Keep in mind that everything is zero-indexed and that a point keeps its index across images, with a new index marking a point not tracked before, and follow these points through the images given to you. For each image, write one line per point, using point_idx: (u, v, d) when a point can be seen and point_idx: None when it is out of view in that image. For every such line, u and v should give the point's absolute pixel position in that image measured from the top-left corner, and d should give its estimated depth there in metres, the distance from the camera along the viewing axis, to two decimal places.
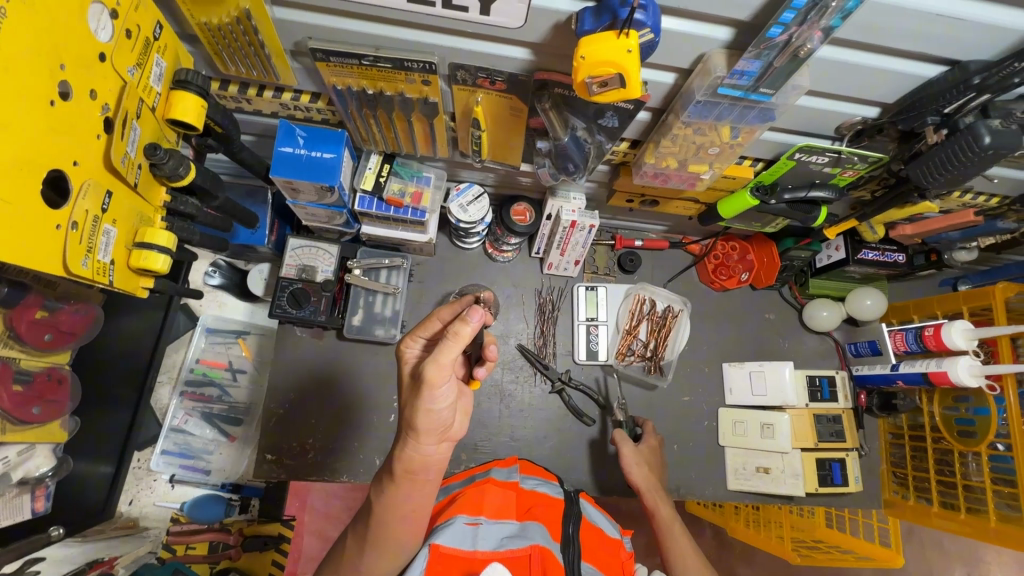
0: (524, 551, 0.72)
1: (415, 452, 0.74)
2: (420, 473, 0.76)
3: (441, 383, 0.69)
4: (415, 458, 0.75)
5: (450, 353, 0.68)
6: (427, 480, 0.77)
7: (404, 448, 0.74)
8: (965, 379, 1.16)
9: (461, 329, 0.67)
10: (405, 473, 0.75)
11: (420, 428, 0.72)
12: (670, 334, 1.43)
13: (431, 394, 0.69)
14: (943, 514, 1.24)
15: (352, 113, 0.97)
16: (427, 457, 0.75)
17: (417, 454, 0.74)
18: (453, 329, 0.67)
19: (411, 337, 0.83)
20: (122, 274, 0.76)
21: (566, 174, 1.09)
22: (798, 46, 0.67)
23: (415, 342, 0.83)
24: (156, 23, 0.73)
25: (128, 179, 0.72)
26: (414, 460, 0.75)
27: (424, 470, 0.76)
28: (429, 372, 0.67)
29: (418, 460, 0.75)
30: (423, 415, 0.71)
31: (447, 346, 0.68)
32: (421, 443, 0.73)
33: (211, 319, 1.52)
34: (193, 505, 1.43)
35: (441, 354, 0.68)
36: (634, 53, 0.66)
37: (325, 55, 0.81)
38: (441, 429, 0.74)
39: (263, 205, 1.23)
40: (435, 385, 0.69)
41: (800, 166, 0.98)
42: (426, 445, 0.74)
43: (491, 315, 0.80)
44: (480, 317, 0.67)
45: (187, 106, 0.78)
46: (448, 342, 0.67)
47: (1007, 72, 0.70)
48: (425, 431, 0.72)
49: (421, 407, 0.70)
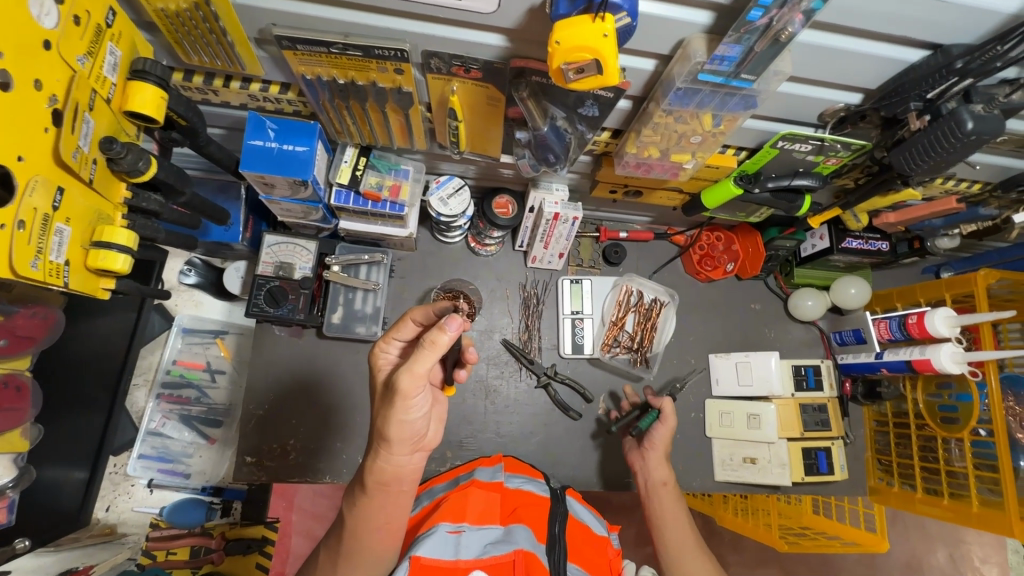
0: (506, 558, 0.70)
1: (388, 462, 0.73)
2: (395, 484, 0.74)
3: (415, 393, 0.67)
4: (388, 468, 0.73)
5: (426, 361, 0.66)
6: (402, 491, 0.75)
7: (376, 459, 0.73)
8: (947, 366, 1.16)
9: (438, 338, 0.64)
10: (378, 484, 0.73)
11: (393, 438, 0.71)
12: (656, 327, 1.41)
13: (404, 404, 0.68)
14: (927, 500, 1.24)
15: (325, 105, 0.94)
16: (401, 466, 0.74)
17: (390, 464, 0.73)
18: (429, 337, 0.64)
19: (386, 342, 0.81)
20: (80, 275, 0.72)
21: (546, 164, 1.06)
22: (779, 30, 0.65)
23: (390, 347, 0.81)
24: (109, 9, 0.70)
25: (81, 175, 0.69)
26: (387, 471, 0.73)
27: (398, 481, 0.75)
28: (403, 382, 0.66)
29: (392, 471, 0.73)
30: (396, 425, 0.70)
31: (423, 355, 0.66)
32: (394, 452, 0.72)
33: (187, 319, 1.47)
34: (172, 510, 1.40)
35: (416, 363, 0.66)
36: (611, 39, 0.63)
37: (292, 43, 0.78)
38: (416, 438, 0.73)
39: (237, 201, 1.19)
40: (408, 395, 0.67)
41: (783, 153, 0.96)
42: (400, 456, 0.73)
43: (462, 307, 0.76)
44: (457, 326, 0.64)
45: (145, 98, 0.74)
46: (424, 350, 0.65)
47: (991, 56, 0.68)
48: (398, 442, 0.71)
49: (394, 417, 0.69)
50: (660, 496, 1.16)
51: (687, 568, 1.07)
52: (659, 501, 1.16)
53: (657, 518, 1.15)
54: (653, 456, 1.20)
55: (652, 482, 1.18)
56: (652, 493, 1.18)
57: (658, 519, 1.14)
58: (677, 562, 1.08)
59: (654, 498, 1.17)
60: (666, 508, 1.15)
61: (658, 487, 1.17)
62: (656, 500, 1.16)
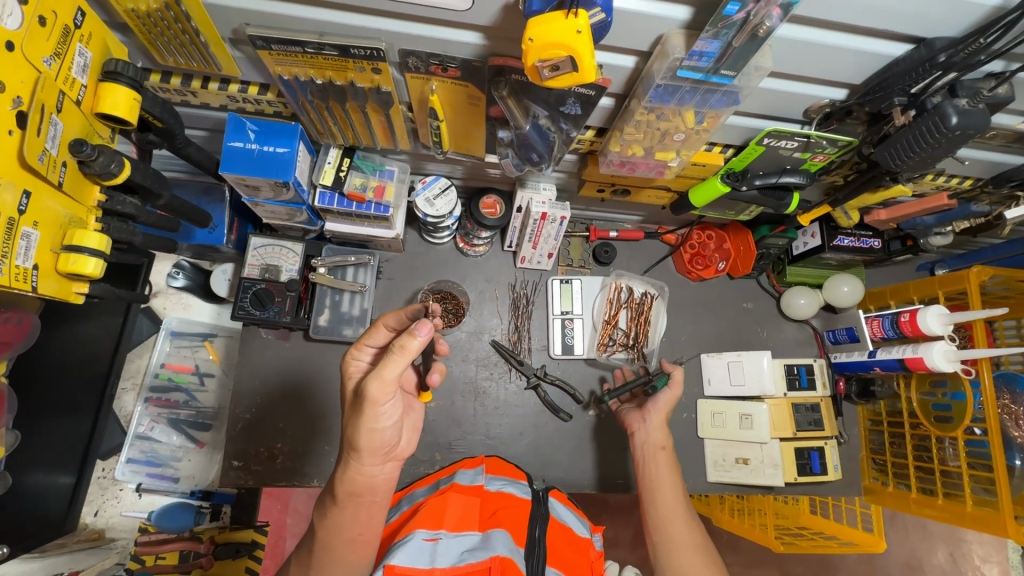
0: (483, 565, 0.69)
1: (359, 472, 0.72)
2: (367, 494, 0.74)
3: (385, 399, 0.67)
4: (360, 478, 0.72)
5: (396, 367, 0.66)
6: (375, 501, 0.75)
7: (346, 469, 0.72)
8: (940, 364, 1.15)
9: (407, 342, 0.64)
10: (348, 494, 0.73)
11: (363, 448, 0.70)
12: (648, 321, 1.43)
13: (374, 411, 0.67)
14: (922, 501, 1.23)
15: (304, 104, 0.92)
16: (372, 477, 0.73)
17: (362, 475, 0.72)
18: (399, 342, 0.64)
19: (359, 348, 0.80)
20: (50, 281, 0.71)
21: (531, 164, 1.05)
22: (756, 24, 0.63)
23: (362, 353, 0.81)
24: (77, 10, 0.69)
25: (48, 178, 0.67)
26: (358, 481, 0.72)
27: (371, 491, 0.74)
28: (372, 388, 0.65)
29: (364, 481, 0.73)
30: (366, 433, 0.69)
31: (393, 360, 0.66)
32: (365, 461, 0.71)
33: (176, 322, 1.46)
34: (159, 514, 1.38)
35: (385, 369, 0.66)
36: (585, 35, 0.62)
37: (266, 43, 0.77)
38: (387, 448, 0.72)
39: (220, 203, 1.19)
40: (378, 401, 0.67)
41: (770, 151, 0.95)
42: (370, 466, 0.72)
43: (434, 305, 0.75)
44: (427, 330, 0.64)
45: (117, 99, 0.73)
46: (393, 354, 0.65)
47: (973, 49, 0.67)
48: (368, 452, 0.70)
49: (365, 425, 0.68)
50: (657, 460, 1.10)
51: (674, 536, 0.99)
52: (657, 465, 1.09)
53: (649, 480, 1.08)
54: (657, 418, 1.16)
55: (650, 445, 1.13)
56: (647, 455, 1.12)
57: (651, 482, 1.08)
58: (663, 527, 1.01)
59: (651, 461, 1.11)
60: (662, 471, 1.08)
61: (656, 451, 1.11)
62: (653, 463, 1.10)
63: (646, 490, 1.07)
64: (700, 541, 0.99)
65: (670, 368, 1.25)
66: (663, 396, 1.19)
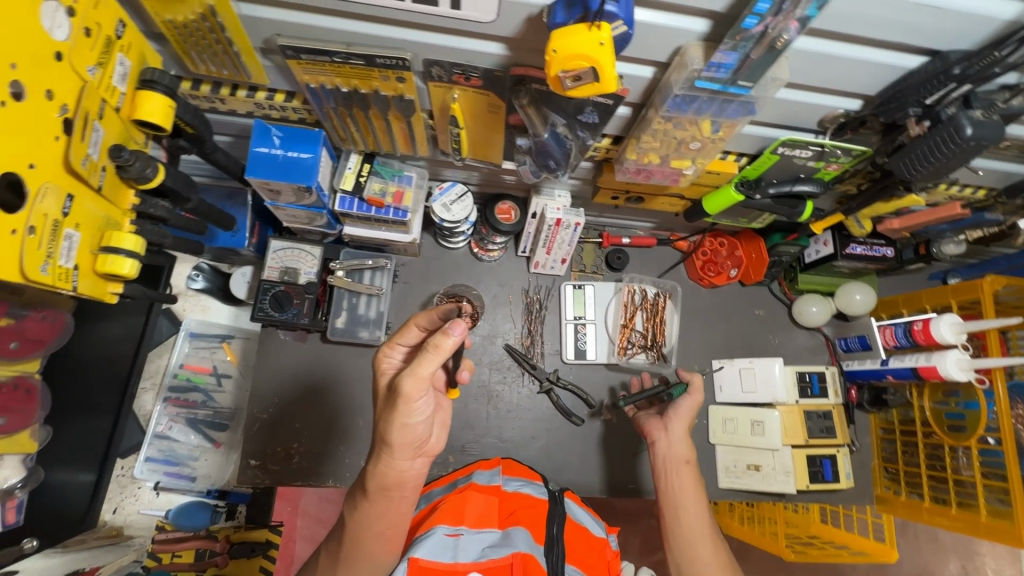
0: (505, 560, 0.72)
1: (390, 467, 0.74)
2: (397, 489, 0.75)
3: (418, 396, 0.68)
4: (390, 473, 0.74)
5: (430, 365, 0.67)
6: (404, 497, 0.76)
7: (379, 463, 0.73)
8: (953, 373, 1.15)
9: (442, 342, 0.65)
10: (380, 489, 0.74)
11: (395, 443, 0.72)
12: (664, 321, 1.43)
13: (408, 408, 0.69)
14: (936, 510, 1.23)
15: (328, 112, 0.95)
16: (403, 472, 0.75)
17: (393, 469, 0.74)
18: (433, 341, 0.65)
19: (391, 347, 0.81)
20: (88, 280, 0.74)
21: (547, 170, 1.07)
22: (775, 37, 0.65)
23: (394, 351, 0.82)
24: (119, 21, 0.72)
25: (90, 182, 0.70)
26: (390, 476, 0.74)
27: (400, 486, 0.75)
28: (407, 385, 0.67)
29: (395, 476, 0.74)
30: (399, 429, 0.71)
31: (428, 358, 0.67)
32: (396, 457, 0.73)
33: (195, 324, 1.49)
34: (177, 513, 1.42)
35: (420, 367, 0.67)
36: (607, 47, 0.64)
37: (296, 53, 0.79)
38: (417, 443, 0.73)
39: (243, 207, 1.21)
40: (411, 398, 0.68)
41: (784, 160, 0.96)
42: (401, 461, 0.73)
43: (466, 305, 0.75)
44: (462, 330, 0.65)
45: (154, 106, 0.76)
46: (428, 353, 0.66)
47: (988, 62, 0.68)
48: (400, 446, 0.72)
49: (398, 420, 0.70)
50: (681, 473, 1.09)
51: (698, 553, 0.99)
52: (680, 478, 1.08)
53: (672, 494, 1.07)
54: (681, 430, 1.15)
55: (673, 458, 1.11)
56: (670, 468, 1.10)
57: (674, 496, 1.07)
58: (687, 546, 1.00)
59: (674, 474, 1.09)
60: (686, 486, 1.07)
61: (680, 465, 1.10)
62: (676, 477, 1.09)
63: (669, 505, 1.06)
64: (725, 560, 0.99)
65: (690, 377, 1.25)
66: (683, 406, 1.19)
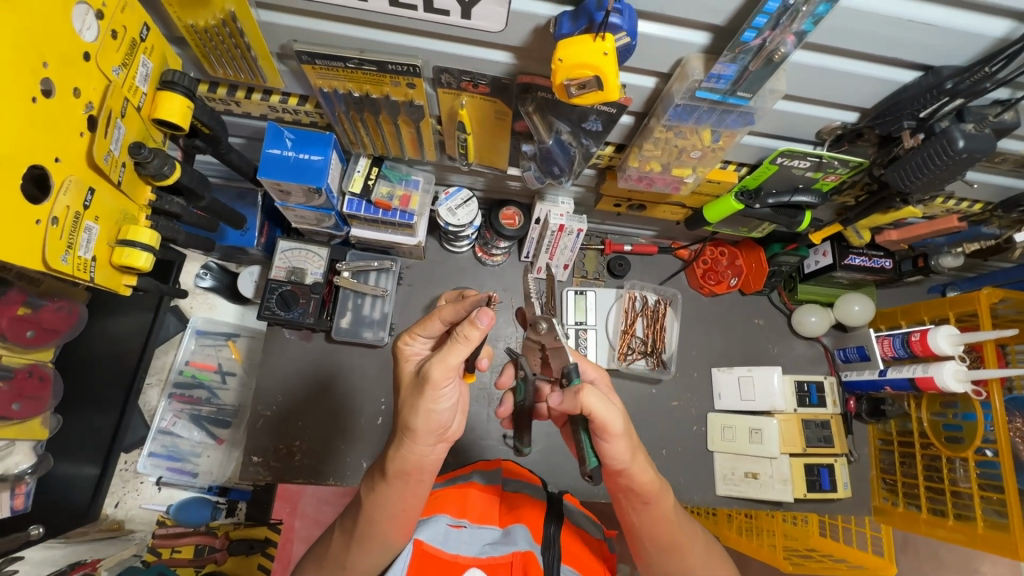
0: (505, 559, 0.76)
1: (412, 451, 0.74)
2: (416, 473, 0.76)
3: (445, 384, 0.71)
4: (411, 457, 0.75)
5: (459, 354, 0.70)
6: (421, 481, 0.77)
7: (400, 448, 0.75)
8: (951, 384, 1.16)
9: (471, 331, 0.68)
10: (399, 472, 0.75)
11: (418, 429, 0.72)
12: (664, 328, 1.44)
13: (434, 395, 0.71)
14: (933, 521, 1.23)
15: (340, 116, 0.98)
16: (424, 456, 0.75)
17: (414, 454, 0.75)
18: (462, 332, 0.68)
19: (413, 336, 0.81)
20: (106, 272, 0.77)
21: (552, 177, 1.10)
22: (772, 50, 0.68)
23: (416, 340, 0.82)
24: (143, 24, 0.75)
25: (111, 177, 0.73)
26: (410, 460, 0.75)
27: (420, 470, 0.77)
28: (435, 372, 0.69)
29: (415, 460, 0.75)
30: (424, 415, 0.72)
31: (456, 347, 0.69)
32: (419, 442, 0.73)
33: (202, 321, 1.51)
34: (178, 508, 1.42)
35: (449, 355, 0.69)
36: (610, 57, 0.67)
37: (311, 58, 0.82)
38: (440, 429, 0.74)
39: (253, 207, 1.24)
40: (438, 386, 0.70)
41: (783, 170, 0.99)
42: (424, 446, 0.74)
43: (495, 296, 0.74)
44: (488, 320, 0.67)
45: (173, 106, 0.79)
46: (457, 343, 0.69)
47: (978, 77, 0.71)
48: (424, 432, 0.72)
49: (423, 407, 0.71)
50: (640, 510, 0.81)
51: None
52: (641, 517, 0.81)
53: (635, 529, 0.84)
54: (635, 478, 0.77)
55: (627, 494, 0.80)
56: (625, 503, 0.82)
57: (637, 531, 0.84)
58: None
59: (633, 510, 0.81)
60: (649, 524, 0.82)
61: (637, 504, 0.80)
62: (633, 511, 0.82)
63: (634, 537, 0.85)
64: None
65: (575, 408, 0.72)
66: (610, 454, 0.75)
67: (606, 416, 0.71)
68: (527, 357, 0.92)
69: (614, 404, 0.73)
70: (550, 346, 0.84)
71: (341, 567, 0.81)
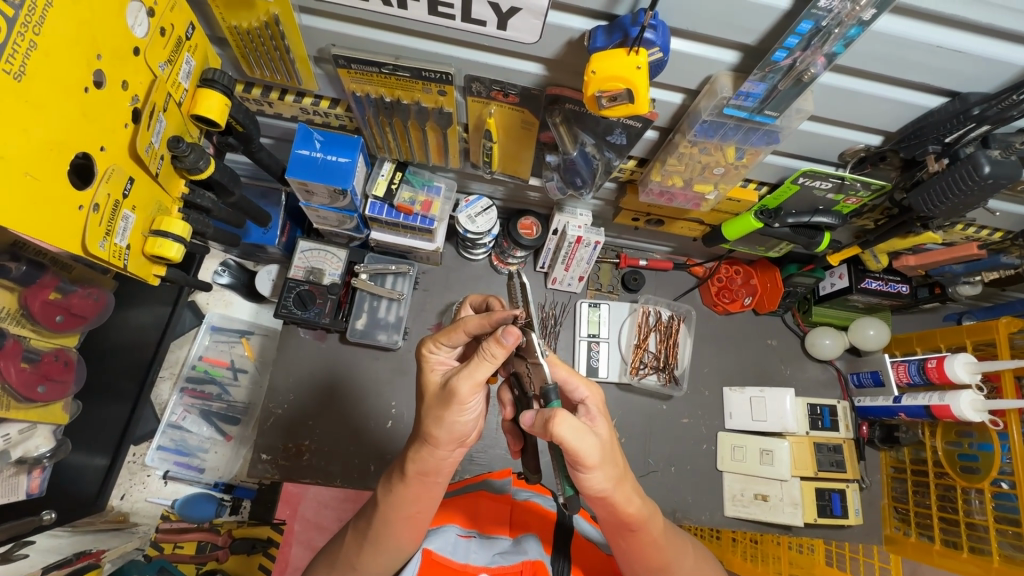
0: (516, 568, 0.78)
1: (431, 455, 0.74)
2: (434, 475, 0.76)
3: (471, 399, 0.71)
4: (429, 460, 0.75)
5: (485, 370, 0.70)
6: (437, 483, 0.77)
7: (419, 450, 0.75)
8: (967, 413, 1.14)
9: (497, 349, 0.68)
10: (418, 473, 0.75)
11: (442, 434, 0.72)
12: (676, 344, 1.43)
13: (460, 408, 0.71)
14: (946, 553, 1.20)
15: (369, 120, 1.00)
16: (441, 460, 0.75)
17: (433, 457, 0.75)
18: (488, 350, 0.68)
19: (437, 343, 0.80)
20: (138, 260, 0.79)
21: (573, 188, 1.11)
22: (802, 70, 0.70)
23: (440, 348, 0.80)
24: (189, 23, 0.78)
25: (150, 168, 0.75)
26: (429, 462, 0.75)
27: (437, 472, 0.76)
28: (463, 387, 0.69)
29: (434, 463, 0.75)
30: (448, 423, 0.72)
31: (482, 364, 0.69)
32: (439, 447, 0.73)
33: (218, 318, 1.51)
34: (183, 504, 1.39)
35: (475, 372, 0.70)
36: (643, 71, 0.68)
37: (347, 62, 0.84)
38: (461, 436, 0.74)
39: (276, 206, 1.26)
40: (465, 401, 0.70)
41: (804, 190, 0.99)
42: (444, 451, 0.74)
43: (521, 314, 0.73)
44: (513, 339, 0.67)
45: (212, 103, 0.81)
46: (484, 360, 0.69)
47: (1007, 104, 0.71)
48: (447, 438, 0.73)
49: (448, 418, 0.71)
50: (628, 538, 0.76)
51: None
52: (630, 545, 0.77)
53: (625, 556, 0.80)
54: (619, 508, 0.71)
55: (614, 523, 0.75)
56: (615, 532, 0.77)
57: (627, 558, 0.80)
58: None
59: (621, 537, 0.77)
60: (638, 551, 0.77)
61: (625, 532, 0.75)
62: (622, 538, 0.77)
63: (625, 562, 0.81)
64: None
65: (547, 433, 0.66)
66: (587, 483, 0.69)
67: (579, 447, 0.65)
68: (518, 375, 0.83)
69: (590, 433, 0.66)
70: (531, 361, 0.75)
71: (352, 568, 0.81)
